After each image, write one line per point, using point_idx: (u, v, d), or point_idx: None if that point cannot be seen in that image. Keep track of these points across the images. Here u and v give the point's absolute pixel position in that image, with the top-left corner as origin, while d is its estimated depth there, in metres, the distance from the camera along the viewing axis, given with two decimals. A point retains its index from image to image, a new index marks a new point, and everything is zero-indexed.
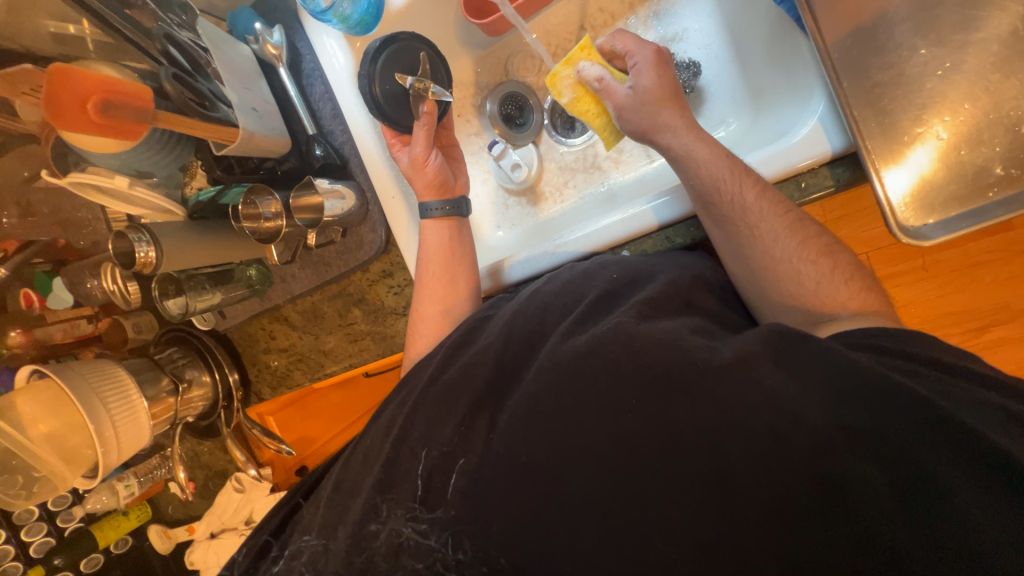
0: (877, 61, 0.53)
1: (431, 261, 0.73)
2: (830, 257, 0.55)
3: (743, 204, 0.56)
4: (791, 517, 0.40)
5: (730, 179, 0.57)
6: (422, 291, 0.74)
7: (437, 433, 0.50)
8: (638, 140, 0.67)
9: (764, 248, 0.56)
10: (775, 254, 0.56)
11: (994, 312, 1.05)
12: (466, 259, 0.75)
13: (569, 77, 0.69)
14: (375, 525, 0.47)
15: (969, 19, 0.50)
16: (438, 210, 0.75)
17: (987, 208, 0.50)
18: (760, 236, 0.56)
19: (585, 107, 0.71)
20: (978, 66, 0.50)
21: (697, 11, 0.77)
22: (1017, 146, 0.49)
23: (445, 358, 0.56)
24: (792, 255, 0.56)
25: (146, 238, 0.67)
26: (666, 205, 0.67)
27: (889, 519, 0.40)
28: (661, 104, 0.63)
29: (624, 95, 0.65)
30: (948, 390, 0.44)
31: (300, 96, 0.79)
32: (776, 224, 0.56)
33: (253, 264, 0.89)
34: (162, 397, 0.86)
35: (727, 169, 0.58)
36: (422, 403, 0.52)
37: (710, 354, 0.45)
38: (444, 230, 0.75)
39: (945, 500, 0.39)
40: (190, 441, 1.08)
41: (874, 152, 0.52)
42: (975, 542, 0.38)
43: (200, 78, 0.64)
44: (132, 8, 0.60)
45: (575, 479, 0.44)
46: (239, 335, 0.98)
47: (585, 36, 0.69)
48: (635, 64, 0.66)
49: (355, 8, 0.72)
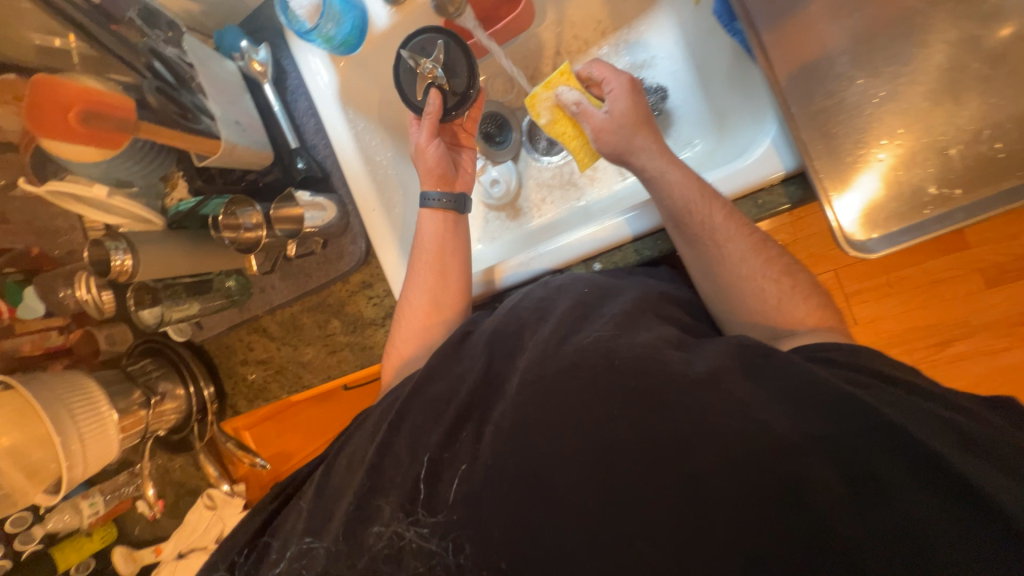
0: (820, 89, 0.57)
1: (424, 250, 0.75)
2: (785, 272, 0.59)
3: (712, 224, 0.60)
4: (764, 521, 0.40)
5: (700, 201, 0.60)
6: (414, 276, 0.75)
7: (424, 438, 0.51)
8: (614, 161, 0.70)
9: (732, 265, 0.59)
10: (740, 273, 0.59)
11: (955, 327, 1.09)
12: (453, 250, 0.76)
13: (548, 99, 0.74)
14: (377, 527, 0.48)
15: (901, 53, 0.55)
16: (437, 201, 0.77)
17: (924, 224, 0.54)
18: (727, 254, 0.60)
19: (563, 129, 0.76)
20: (910, 96, 0.54)
21: (664, 41, 0.82)
22: (949, 169, 0.53)
23: (432, 367, 0.56)
24: (757, 273, 0.59)
25: (123, 246, 0.68)
26: (637, 218, 0.70)
27: (865, 523, 0.40)
28: (637, 127, 0.67)
29: (601, 120, 0.69)
30: (896, 397, 0.46)
31: (284, 111, 0.82)
32: (742, 244, 0.59)
33: (232, 275, 0.89)
34: (134, 409, 0.85)
35: (697, 191, 0.61)
36: (410, 412, 0.53)
37: (687, 368, 0.47)
38: (439, 221, 0.76)
39: (915, 509, 0.39)
40: (161, 458, 1.06)
41: (822, 172, 0.56)
42: (950, 556, 0.38)
43: (184, 91, 0.66)
44: (118, 24, 0.62)
45: (547, 488, 0.44)
46: (215, 347, 0.98)
47: (564, 63, 0.75)
48: (611, 90, 0.70)
49: (339, 29, 0.75)
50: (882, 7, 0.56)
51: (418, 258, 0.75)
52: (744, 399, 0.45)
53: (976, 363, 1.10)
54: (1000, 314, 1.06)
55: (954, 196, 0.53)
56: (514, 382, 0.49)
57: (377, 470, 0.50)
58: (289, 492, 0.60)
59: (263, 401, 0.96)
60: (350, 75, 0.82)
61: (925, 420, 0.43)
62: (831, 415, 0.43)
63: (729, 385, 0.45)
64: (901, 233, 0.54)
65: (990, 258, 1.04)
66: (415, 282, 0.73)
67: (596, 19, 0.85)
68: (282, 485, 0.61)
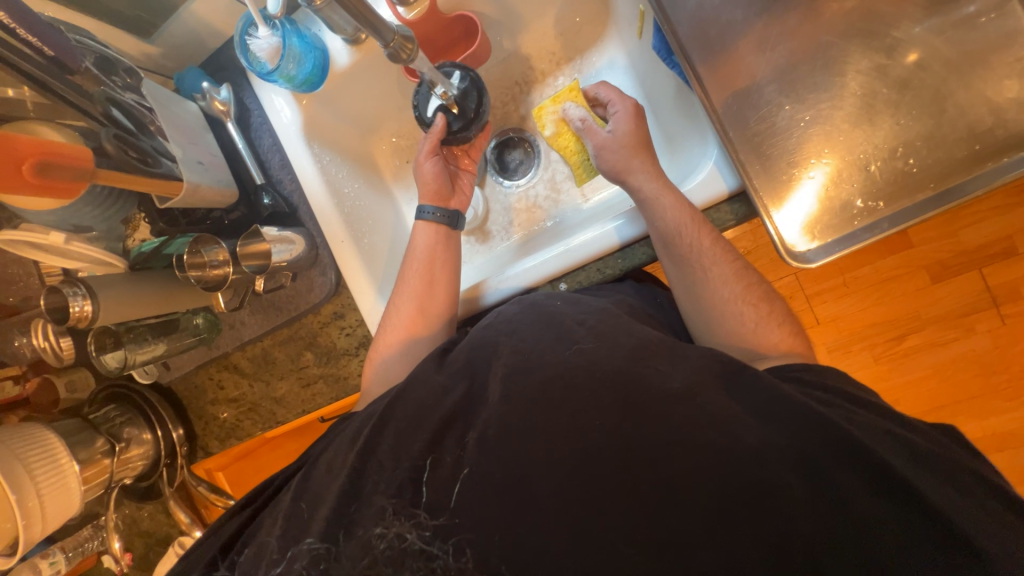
0: (753, 115, 0.62)
1: (416, 258, 0.77)
2: (738, 282, 0.63)
3: (700, 248, 0.63)
4: (730, 524, 0.42)
5: (691, 226, 0.63)
6: (401, 289, 0.76)
7: (407, 445, 0.50)
8: (612, 179, 0.73)
9: (715, 288, 0.63)
10: (725, 295, 0.62)
11: (909, 321, 1.15)
12: (443, 257, 0.78)
13: (554, 113, 0.80)
14: (379, 529, 0.47)
15: (821, 82, 0.61)
16: (433, 215, 0.80)
17: (856, 234, 0.58)
18: (710, 274, 0.63)
19: (565, 142, 0.81)
20: (832, 120, 0.60)
21: (614, 70, 0.87)
22: (871, 183, 0.58)
23: (413, 377, 0.56)
24: (738, 297, 0.62)
25: (81, 291, 0.67)
26: (626, 224, 0.71)
27: (826, 515, 0.42)
28: (635, 151, 0.70)
29: (604, 138, 0.72)
30: (840, 397, 0.50)
31: (248, 148, 0.82)
32: (726, 269, 0.63)
33: (200, 312, 0.88)
34: (97, 458, 0.83)
35: (689, 217, 0.63)
36: (394, 416, 0.52)
37: (663, 381, 0.48)
38: (432, 233, 0.79)
39: (869, 503, 0.42)
40: (129, 507, 1.01)
41: (762, 191, 0.61)
42: (897, 541, 0.41)
43: (143, 137, 0.67)
44: (74, 74, 0.59)
45: (523, 511, 0.44)
46: (183, 387, 0.95)
47: (575, 81, 0.80)
48: (615, 112, 0.73)
49: (301, 69, 0.76)
50: (801, 41, 0.62)
51: (410, 264, 0.77)
52: (712, 407, 0.46)
53: (931, 354, 1.15)
54: (951, 305, 1.12)
55: (879, 208, 0.58)
56: (496, 391, 0.50)
57: (352, 500, 0.49)
58: (270, 492, 0.58)
59: (236, 440, 0.94)
60: (313, 111, 0.84)
61: (870, 423, 0.46)
62: (787, 418, 0.45)
63: (695, 403, 0.46)
64: (835, 243, 0.59)
65: (932, 255, 1.12)
66: (404, 290, 0.75)
67: (550, 51, 0.90)
68: (258, 490, 0.58)
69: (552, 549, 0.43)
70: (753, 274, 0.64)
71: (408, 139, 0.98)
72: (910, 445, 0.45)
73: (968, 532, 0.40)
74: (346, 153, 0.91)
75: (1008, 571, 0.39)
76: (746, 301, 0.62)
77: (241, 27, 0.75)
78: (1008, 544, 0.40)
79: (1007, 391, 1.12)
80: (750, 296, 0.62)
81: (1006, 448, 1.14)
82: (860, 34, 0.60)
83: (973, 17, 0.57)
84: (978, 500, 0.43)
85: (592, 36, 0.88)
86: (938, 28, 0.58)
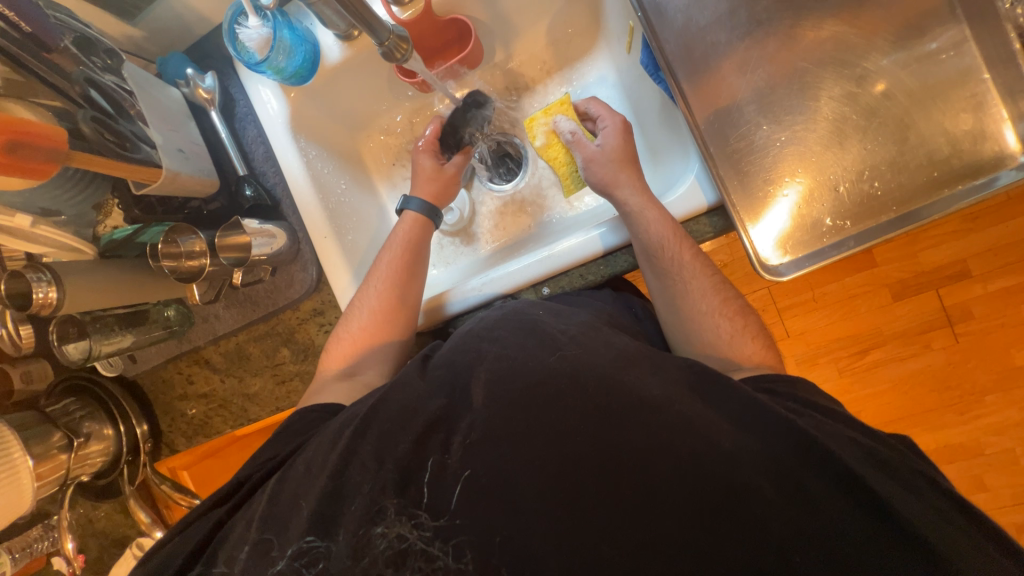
0: (733, 133, 0.65)
1: (393, 250, 0.77)
2: (712, 290, 0.65)
3: (680, 261, 0.65)
4: (704, 527, 0.43)
5: (672, 240, 0.65)
6: (370, 276, 0.76)
7: (392, 446, 0.50)
8: (599, 192, 0.74)
9: (694, 300, 0.65)
10: (702, 308, 0.64)
11: (872, 337, 1.20)
12: (417, 255, 0.78)
13: (545, 125, 0.83)
14: (381, 528, 0.47)
15: (797, 105, 0.64)
16: (418, 207, 0.81)
17: (824, 250, 0.62)
18: (691, 285, 0.65)
19: (555, 153, 0.84)
20: (805, 141, 0.63)
21: (603, 82, 0.89)
22: (840, 204, 0.62)
23: (398, 378, 0.56)
24: (715, 310, 0.64)
25: (46, 277, 0.64)
26: (610, 232, 0.72)
27: (794, 522, 0.43)
28: (622, 165, 0.72)
29: (593, 151, 0.74)
30: (807, 407, 0.52)
31: (232, 138, 0.81)
32: (704, 282, 0.65)
33: (172, 305, 0.86)
34: (52, 454, 0.79)
35: (670, 231, 0.65)
36: (376, 418, 0.52)
37: (645, 389, 0.49)
38: (413, 223, 0.80)
39: (837, 507, 0.44)
40: (85, 506, 0.97)
41: (740, 207, 0.64)
42: (864, 546, 0.43)
43: (121, 120, 0.65)
44: (51, 51, 0.59)
45: (506, 512, 0.45)
46: (150, 380, 0.92)
47: (566, 95, 0.83)
48: (604, 126, 0.76)
49: (291, 61, 0.76)
50: (779, 66, 0.65)
51: (385, 255, 0.77)
52: (690, 413, 0.48)
53: (892, 368, 1.21)
54: (910, 322, 1.19)
55: (845, 227, 0.61)
56: (481, 396, 0.50)
57: (333, 497, 0.48)
58: (244, 492, 0.56)
59: (205, 438, 0.91)
60: (301, 105, 0.83)
61: (836, 432, 0.48)
62: (759, 429, 0.47)
63: (673, 412, 0.47)
64: (805, 258, 0.62)
65: (894, 274, 1.18)
66: (365, 291, 0.74)
67: (540, 59, 0.91)
68: (229, 488, 0.56)
69: (531, 551, 0.44)
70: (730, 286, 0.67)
71: (396, 138, 0.98)
72: (874, 455, 0.47)
73: (923, 536, 0.42)
74: (332, 149, 0.91)
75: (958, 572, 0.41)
76: (724, 314, 0.64)
77: (231, 16, 0.74)
78: (961, 549, 0.43)
79: (959, 405, 1.19)
80: (727, 309, 0.64)
81: (956, 459, 1.20)
82: (833, 63, 0.63)
83: (935, 52, 0.60)
84: (934, 506, 0.45)
85: (583, 47, 0.90)
86: (904, 61, 0.61)
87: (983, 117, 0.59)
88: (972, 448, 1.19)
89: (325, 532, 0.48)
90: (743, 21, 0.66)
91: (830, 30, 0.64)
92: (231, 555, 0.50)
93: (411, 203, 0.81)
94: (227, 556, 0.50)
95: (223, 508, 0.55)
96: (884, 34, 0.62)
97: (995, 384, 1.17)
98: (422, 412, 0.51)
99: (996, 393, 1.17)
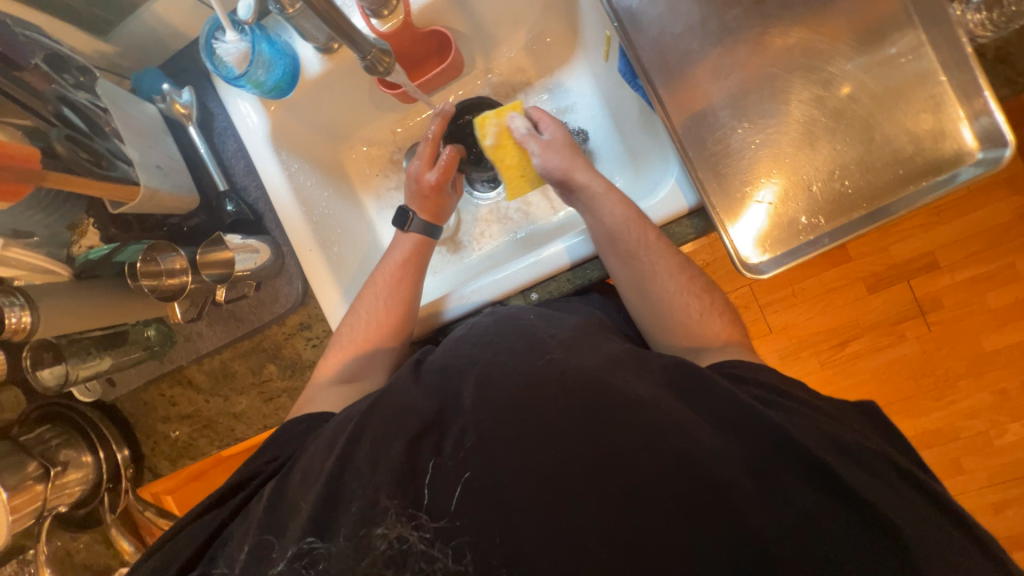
0: (710, 136, 0.67)
1: (389, 266, 0.77)
2: (678, 270, 0.66)
3: (647, 241, 0.66)
4: (707, 525, 0.43)
5: (637, 218, 0.67)
6: (367, 291, 0.75)
7: (385, 452, 0.49)
8: (557, 181, 0.75)
9: (662, 284, 0.65)
10: (671, 290, 0.65)
11: (848, 329, 1.24)
12: (414, 268, 0.77)
13: (497, 124, 0.80)
14: (381, 529, 0.46)
15: (769, 109, 0.66)
16: (418, 224, 0.80)
17: (801, 248, 0.64)
18: (659, 263, 0.65)
19: (505, 154, 0.82)
20: (779, 142, 0.66)
21: (583, 89, 0.91)
22: (813, 202, 0.64)
23: (390, 383, 0.55)
24: (682, 290, 0.65)
25: (19, 302, 0.62)
26: (580, 244, 0.75)
27: (782, 513, 0.43)
28: (576, 156, 0.76)
29: (547, 142, 0.76)
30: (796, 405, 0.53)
31: (210, 153, 0.80)
32: (670, 264, 0.66)
33: (152, 324, 0.84)
34: (28, 485, 0.77)
35: (632, 211, 0.68)
36: (366, 430, 0.51)
37: (628, 389, 0.49)
38: (414, 241, 0.79)
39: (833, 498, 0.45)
40: (61, 538, 0.92)
41: (717, 206, 0.66)
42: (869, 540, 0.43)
43: (98, 138, 0.64)
44: (21, 70, 0.58)
45: (509, 521, 0.45)
46: (130, 404, 0.89)
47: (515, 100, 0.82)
48: (550, 125, 0.79)
49: (270, 75, 0.75)
50: (750, 72, 0.67)
51: (381, 271, 0.77)
52: (678, 415, 0.48)
53: (869, 358, 1.25)
54: (884, 313, 1.23)
55: (819, 224, 0.64)
56: (469, 402, 0.50)
57: (330, 509, 0.48)
58: (246, 493, 0.56)
59: (189, 460, 0.88)
60: (281, 118, 0.82)
61: (802, 422, 0.48)
62: (742, 426, 0.47)
63: (659, 412, 0.48)
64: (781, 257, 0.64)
65: (867, 267, 1.22)
66: (364, 301, 0.74)
67: (520, 68, 0.93)
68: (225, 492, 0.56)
69: (532, 551, 0.44)
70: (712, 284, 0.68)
71: (379, 149, 0.98)
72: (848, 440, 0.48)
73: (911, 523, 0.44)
74: (314, 161, 0.90)
75: (947, 555, 0.43)
76: (689, 293, 0.65)
77: (207, 31, 0.73)
78: (943, 531, 0.44)
79: (934, 391, 1.24)
80: (690, 290, 0.65)
81: (934, 444, 1.25)
82: (800, 69, 0.66)
83: (895, 57, 0.63)
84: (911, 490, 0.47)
85: (562, 56, 0.91)
86: (866, 66, 0.64)
87: (941, 117, 0.62)
88: (947, 432, 1.24)
89: (322, 532, 0.47)
90: (715, 29, 0.68)
91: (796, 37, 0.66)
92: (231, 559, 0.50)
93: (414, 221, 0.79)
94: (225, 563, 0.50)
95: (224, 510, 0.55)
96: (847, 40, 0.65)
97: (966, 370, 1.22)
98: (416, 415, 0.51)
99: (967, 378, 1.22)
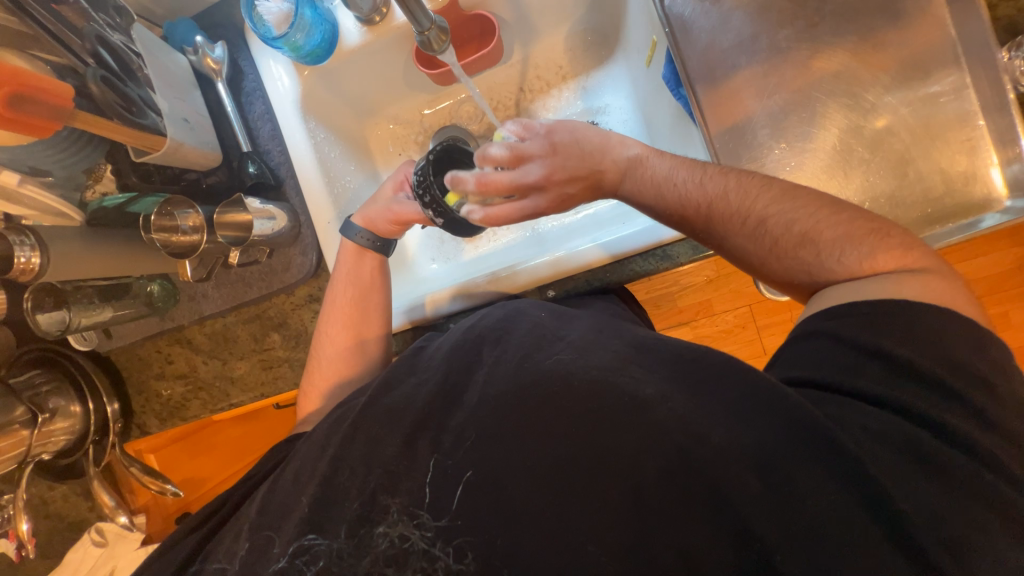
0: (746, 153, 0.68)
1: (343, 290, 0.75)
2: (784, 210, 0.56)
3: (716, 209, 0.58)
4: None
5: (695, 185, 0.59)
6: (329, 317, 0.75)
7: (380, 452, 0.49)
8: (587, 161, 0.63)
9: (758, 249, 0.57)
10: (768, 252, 0.56)
11: None
12: (377, 290, 0.76)
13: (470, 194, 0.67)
14: (382, 527, 0.46)
15: (807, 132, 0.67)
16: (364, 240, 0.76)
17: None
18: (735, 230, 0.57)
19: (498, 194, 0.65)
20: (813, 166, 0.67)
21: (617, 91, 0.90)
22: None
23: (386, 380, 0.54)
24: (783, 248, 0.55)
25: (30, 242, 0.61)
26: (584, 251, 0.74)
27: (793, 525, 0.40)
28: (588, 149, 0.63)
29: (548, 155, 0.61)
30: None
31: (237, 112, 0.79)
32: (765, 220, 0.56)
33: (155, 280, 0.82)
34: (13, 429, 0.74)
35: (690, 179, 0.60)
36: (364, 423, 0.51)
37: (635, 388, 0.46)
38: (373, 265, 0.77)
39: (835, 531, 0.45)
40: (41, 486, 0.91)
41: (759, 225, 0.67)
42: None
43: (130, 82, 0.64)
44: (60, 3, 0.59)
45: (525, 523, 0.43)
46: (125, 357, 0.87)
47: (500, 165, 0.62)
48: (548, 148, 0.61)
49: (308, 40, 0.75)
50: (793, 93, 0.68)
51: (338, 298, 0.75)
52: (682, 411, 0.45)
53: None
54: None
55: None
56: (475, 396, 0.49)
57: (328, 500, 0.48)
58: (222, 516, 0.56)
59: (179, 422, 0.86)
60: (313, 85, 0.81)
61: None
62: (755, 426, 0.43)
63: (662, 410, 0.45)
64: (847, 228, 0.53)
65: None
66: (331, 325, 0.74)
67: (558, 64, 0.92)
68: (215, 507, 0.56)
69: (533, 554, 0.43)
70: (831, 215, 0.54)
71: (405, 128, 0.97)
72: (876, 429, 0.43)
73: None
74: (340, 133, 0.89)
75: None
76: (772, 254, 0.56)
77: None
78: None
79: None
80: (781, 252, 0.55)
81: None
82: (842, 95, 0.66)
83: (936, 95, 0.64)
84: None
85: (600, 55, 0.91)
86: (906, 101, 0.65)
87: (975, 159, 0.62)
88: None
89: (322, 530, 0.47)
90: (763, 46, 0.69)
91: (843, 62, 0.67)
92: (230, 550, 0.51)
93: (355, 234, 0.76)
94: (227, 553, 0.51)
95: (236, 493, 0.58)
96: (889, 72, 0.65)
97: None
98: (423, 403, 0.50)
99: None
